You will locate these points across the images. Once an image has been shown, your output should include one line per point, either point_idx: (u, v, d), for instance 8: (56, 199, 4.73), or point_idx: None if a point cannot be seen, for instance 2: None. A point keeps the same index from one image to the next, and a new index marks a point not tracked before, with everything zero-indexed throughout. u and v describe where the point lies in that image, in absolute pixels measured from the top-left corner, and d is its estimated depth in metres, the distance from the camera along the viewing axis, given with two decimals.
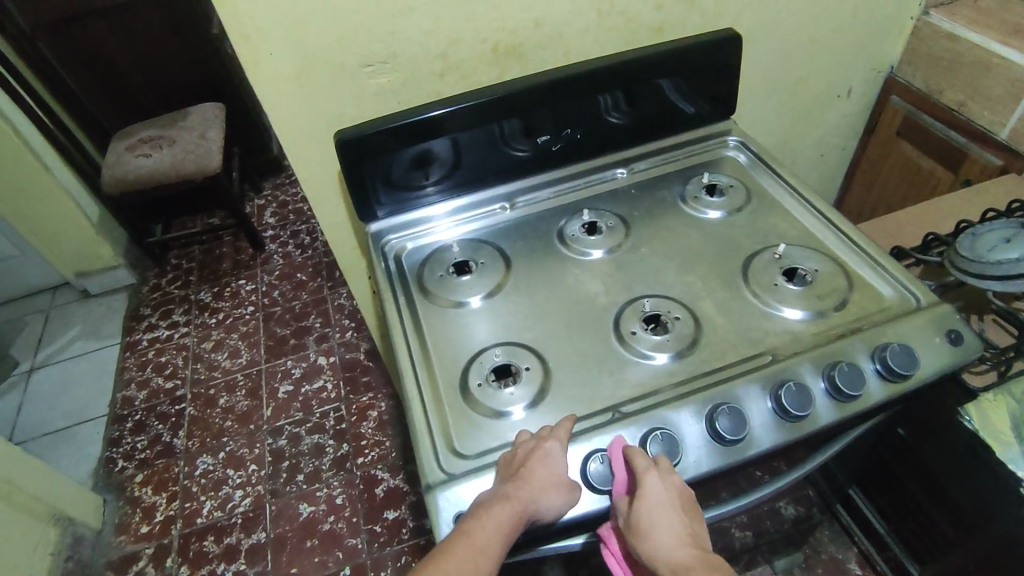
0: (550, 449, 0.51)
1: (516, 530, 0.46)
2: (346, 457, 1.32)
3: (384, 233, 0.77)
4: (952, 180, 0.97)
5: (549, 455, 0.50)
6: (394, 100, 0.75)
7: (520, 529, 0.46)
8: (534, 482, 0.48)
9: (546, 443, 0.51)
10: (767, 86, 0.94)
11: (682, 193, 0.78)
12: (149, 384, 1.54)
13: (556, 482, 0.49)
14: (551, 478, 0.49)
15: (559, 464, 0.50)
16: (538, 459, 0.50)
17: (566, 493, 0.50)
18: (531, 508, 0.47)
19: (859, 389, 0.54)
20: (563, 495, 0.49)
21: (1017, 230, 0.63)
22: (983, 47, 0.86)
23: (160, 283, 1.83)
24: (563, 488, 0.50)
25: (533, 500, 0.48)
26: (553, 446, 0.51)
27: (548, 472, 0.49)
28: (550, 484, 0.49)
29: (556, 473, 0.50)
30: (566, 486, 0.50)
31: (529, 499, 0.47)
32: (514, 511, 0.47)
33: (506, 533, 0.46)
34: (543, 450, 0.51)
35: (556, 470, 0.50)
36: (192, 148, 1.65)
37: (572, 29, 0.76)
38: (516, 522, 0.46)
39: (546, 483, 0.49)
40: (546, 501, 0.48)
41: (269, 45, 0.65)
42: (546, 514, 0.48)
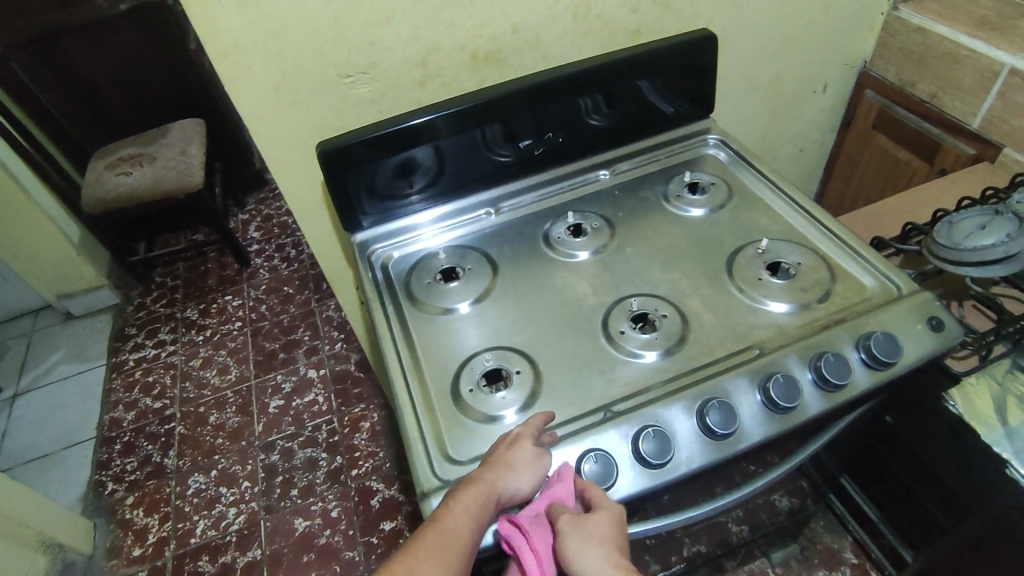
0: (517, 431, 0.52)
1: (485, 509, 0.47)
2: (340, 469, 1.31)
3: (369, 242, 0.77)
4: (928, 170, 0.99)
5: (516, 437, 0.52)
6: (375, 110, 0.75)
7: (489, 507, 0.47)
8: (499, 463, 0.50)
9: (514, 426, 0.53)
10: (744, 84, 0.95)
11: (665, 192, 0.79)
12: (136, 405, 1.52)
13: (522, 461, 0.50)
14: (517, 457, 0.50)
15: (527, 443, 0.52)
16: (505, 444, 0.52)
17: (535, 465, 0.50)
18: (497, 487, 0.48)
19: (846, 378, 0.55)
20: (533, 475, 0.50)
21: (992, 217, 0.64)
22: (952, 39, 0.88)
23: (144, 301, 1.81)
24: (532, 464, 0.50)
25: (498, 479, 0.49)
26: (521, 428, 0.53)
27: (513, 451, 0.51)
28: (517, 463, 0.50)
29: (522, 453, 0.51)
30: (535, 458, 0.51)
31: (494, 478, 0.49)
32: (480, 491, 0.48)
33: (474, 513, 0.47)
34: (510, 434, 0.52)
35: (522, 449, 0.51)
36: (173, 164, 1.64)
37: (550, 34, 0.76)
38: (485, 502, 0.47)
39: (511, 462, 0.50)
40: (512, 478, 0.49)
41: (248, 58, 0.65)
42: (515, 491, 0.49)
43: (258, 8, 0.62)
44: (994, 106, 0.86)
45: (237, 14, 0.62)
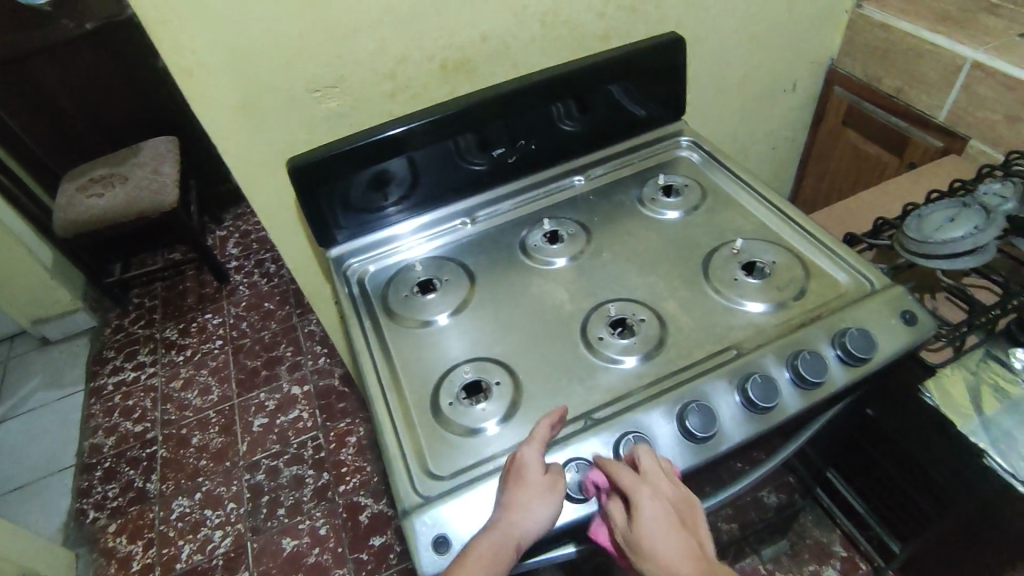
0: (524, 461, 0.50)
1: (507, 559, 0.46)
2: (327, 486, 1.30)
3: (345, 257, 0.76)
4: (898, 164, 1.00)
5: (524, 470, 0.50)
6: (345, 123, 0.74)
7: (512, 558, 0.46)
8: (512, 504, 0.48)
9: (521, 455, 0.51)
10: (714, 85, 0.96)
11: (640, 196, 0.79)
12: (117, 430, 1.49)
13: (535, 496, 0.48)
14: (530, 494, 0.48)
15: (537, 474, 0.50)
16: (515, 479, 0.50)
17: (551, 498, 0.49)
18: (518, 535, 0.47)
19: (822, 375, 0.55)
20: (549, 511, 0.48)
21: (959, 209, 0.65)
22: (914, 35, 0.90)
23: (122, 323, 1.78)
24: (549, 498, 0.49)
25: (514, 522, 0.47)
26: (528, 457, 0.51)
27: (523, 489, 0.49)
28: (530, 500, 0.48)
29: (536, 487, 0.49)
30: (549, 490, 0.49)
31: (511, 524, 0.47)
32: (500, 543, 0.46)
33: (497, 564, 0.45)
34: (518, 466, 0.50)
35: (531, 484, 0.49)
36: (147, 184, 1.62)
37: (519, 42, 0.76)
38: (502, 548, 0.46)
39: (525, 501, 0.48)
40: (530, 519, 0.47)
41: (213, 75, 0.64)
42: (532, 529, 0.47)
43: (221, 25, 0.61)
44: (958, 99, 0.87)
45: (200, 32, 0.61)
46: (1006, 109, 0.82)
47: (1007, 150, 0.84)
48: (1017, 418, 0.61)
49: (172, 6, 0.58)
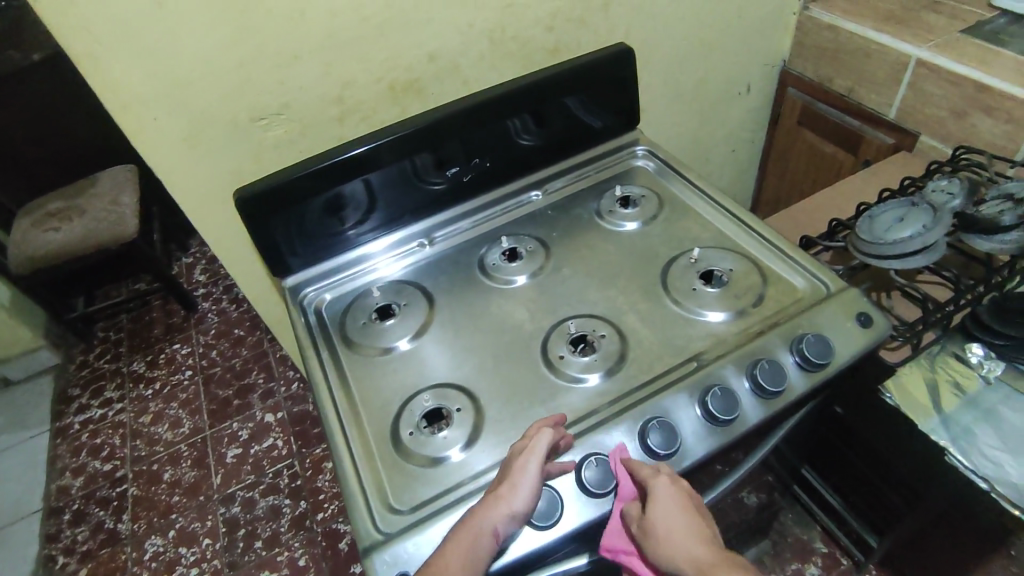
0: (512, 450, 0.51)
1: (484, 539, 0.46)
2: (305, 515, 1.27)
3: (301, 285, 0.75)
4: (854, 162, 1.01)
5: (511, 458, 0.51)
6: (295, 150, 0.73)
7: (489, 542, 0.46)
8: (493, 491, 0.49)
9: (511, 447, 0.52)
10: (668, 93, 0.96)
11: (598, 208, 0.79)
12: (85, 470, 1.45)
13: (514, 480, 0.49)
14: (509, 479, 0.49)
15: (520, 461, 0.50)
16: (502, 468, 0.51)
17: (529, 483, 0.49)
18: (495, 517, 0.47)
19: (781, 384, 0.55)
20: (528, 496, 0.48)
21: (907, 209, 0.67)
22: (860, 35, 0.91)
23: (87, 359, 1.73)
24: (531, 483, 0.49)
25: (491, 505, 0.48)
26: (516, 446, 0.52)
27: (510, 474, 0.49)
28: (509, 484, 0.49)
29: (518, 471, 0.49)
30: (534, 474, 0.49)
31: (489, 507, 0.48)
32: (477, 524, 0.47)
33: (472, 542, 0.46)
34: (507, 457, 0.51)
35: (518, 468, 0.50)
36: (106, 215, 1.58)
37: (468, 60, 0.76)
38: (481, 529, 0.47)
39: (503, 487, 0.49)
40: (507, 503, 0.48)
41: (151, 110, 0.63)
42: (511, 513, 0.48)
43: (157, 58, 0.60)
44: (906, 96, 0.89)
45: (134, 66, 0.59)
46: (951, 106, 0.84)
47: (955, 145, 0.86)
48: (975, 414, 0.62)
49: (103, 42, 0.57)
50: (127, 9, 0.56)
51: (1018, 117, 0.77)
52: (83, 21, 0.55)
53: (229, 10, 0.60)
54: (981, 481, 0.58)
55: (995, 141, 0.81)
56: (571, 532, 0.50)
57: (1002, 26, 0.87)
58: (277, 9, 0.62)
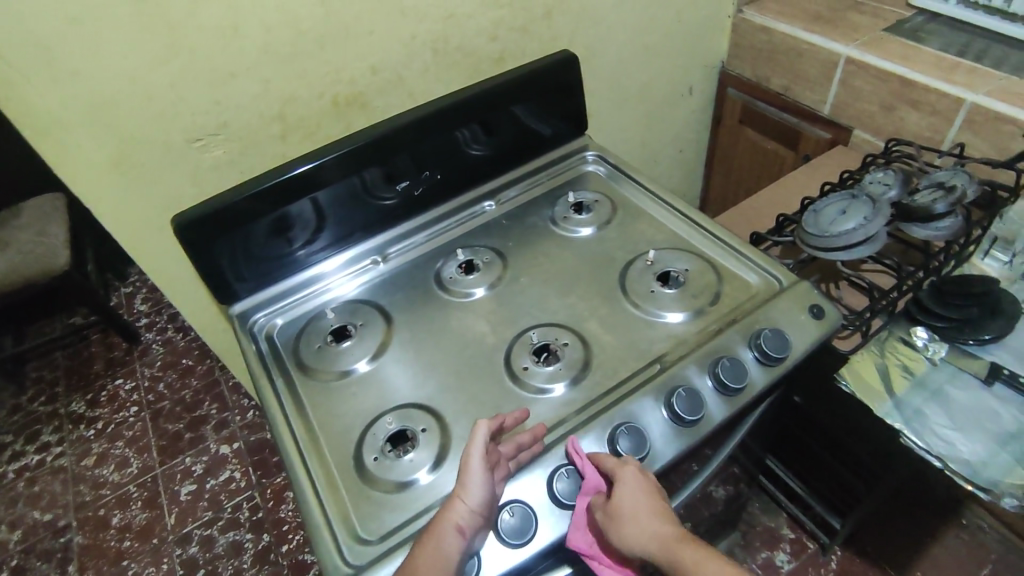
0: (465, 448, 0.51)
1: (447, 538, 0.46)
2: (268, 548, 1.22)
3: (250, 311, 0.72)
4: (795, 158, 1.05)
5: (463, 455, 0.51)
6: (235, 171, 0.70)
7: (455, 540, 0.46)
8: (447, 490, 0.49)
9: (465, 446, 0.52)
10: (614, 98, 0.97)
11: (553, 215, 0.79)
12: (22, 522, 1.35)
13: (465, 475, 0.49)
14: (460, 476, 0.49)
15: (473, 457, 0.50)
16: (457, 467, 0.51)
17: (477, 476, 0.48)
18: (454, 515, 0.47)
19: (743, 380, 0.56)
20: (482, 490, 0.48)
21: (849, 201, 0.69)
22: (792, 35, 0.94)
23: (19, 401, 1.62)
24: (479, 474, 0.48)
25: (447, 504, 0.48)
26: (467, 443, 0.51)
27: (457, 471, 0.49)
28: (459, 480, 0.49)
29: (462, 466, 0.49)
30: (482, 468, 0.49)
31: (445, 506, 0.47)
32: (440, 526, 0.46)
33: (433, 542, 0.46)
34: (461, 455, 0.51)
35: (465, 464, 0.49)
36: (33, 248, 1.49)
37: (412, 72, 0.75)
38: (444, 529, 0.46)
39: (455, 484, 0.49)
40: (462, 499, 0.47)
41: (75, 134, 0.59)
42: (469, 509, 0.47)
43: (78, 81, 0.56)
44: (838, 93, 0.93)
45: (54, 90, 0.55)
46: (880, 100, 0.88)
47: (886, 137, 0.90)
48: (924, 395, 0.64)
49: (15, 64, 0.53)
50: (41, 28, 0.52)
51: (942, 109, 0.81)
52: None
53: (156, 27, 0.57)
54: (936, 460, 0.61)
55: (922, 133, 0.85)
56: (545, 548, 0.49)
57: (920, 24, 0.92)
58: (208, 25, 0.59)
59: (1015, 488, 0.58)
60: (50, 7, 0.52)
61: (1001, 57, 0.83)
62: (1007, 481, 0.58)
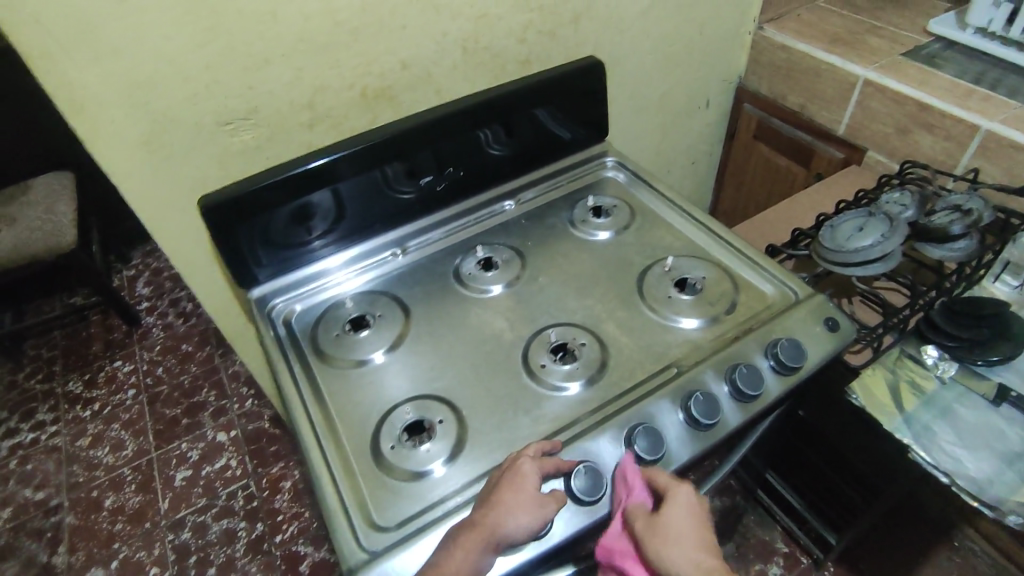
0: (521, 467, 0.50)
1: (486, 558, 0.46)
2: (262, 538, 1.22)
3: (268, 297, 0.72)
4: (807, 175, 1.06)
5: (520, 475, 0.50)
6: (261, 156, 0.70)
7: (487, 558, 0.46)
8: (500, 503, 0.48)
9: (519, 461, 0.51)
10: (634, 107, 0.98)
11: (571, 218, 0.80)
12: (13, 500, 1.34)
13: (525, 502, 0.48)
14: (520, 500, 0.48)
15: (531, 485, 0.49)
16: (507, 479, 0.50)
17: (538, 511, 0.48)
18: (494, 536, 0.47)
19: (759, 388, 0.57)
20: (529, 526, 0.48)
21: (866, 219, 0.71)
22: (812, 55, 0.96)
23: (15, 378, 1.60)
24: (530, 510, 0.48)
25: (499, 523, 0.47)
26: (526, 465, 0.50)
27: (514, 493, 0.48)
28: (520, 505, 0.48)
29: (519, 496, 0.48)
30: (537, 504, 0.49)
31: (489, 524, 0.47)
32: (480, 541, 0.46)
33: (476, 559, 0.46)
34: (514, 469, 0.50)
35: (524, 491, 0.49)
36: (40, 226, 1.48)
37: (441, 68, 0.75)
38: (483, 546, 0.46)
39: (513, 505, 0.48)
40: (507, 524, 0.47)
41: (109, 111, 0.59)
42: (511, 536, 0.47)
43: (117, 59, 0.56)
44: (855, 114, 0.94)
45: (93, 67, 0.56)
46: (895, 123, 0.89)
47: (900, 159, 0.91)
48: (932, 412, 0.65)
49: (58, 39, 0.53)
50: (86, 3, 0.53)
51: (956, 135, 0.83)
52: (36, 16, 0.51)
53: (197, 9, 0.57)
54: (943, 476, 0.62)
55: (936, 156, 0.86)
56: (554, 545, 0.49)
57: (938, 50, 0.94)
58: (248, 10, 0.60)
59: (1021, 506, 0.59)
60: None
61: (1015, 86, 0.85)
62: (1013, 499, 0.59)
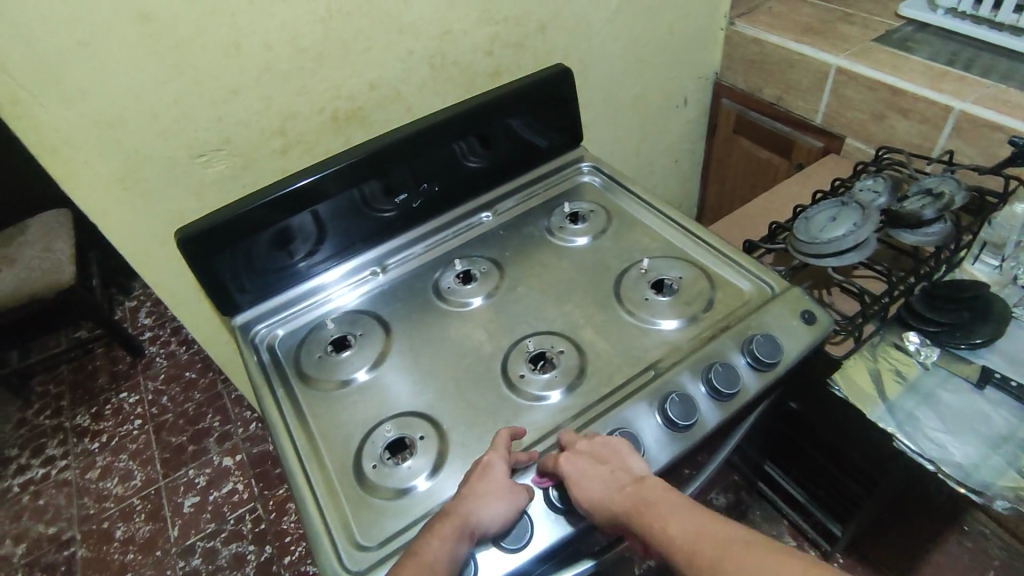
0: (488, 460, 0.52)
1: (462, 546, 0.47)
2: (271, 560, 1.23)
3: (252, 323, 0.73)
4: (789, 166, 1.06)
5: (489, 467, 0.52)
6: (237, 186, 0.71)
7: (463, 545, 0.47)
8: (473, 493, 0.49)
9: (487, 455, 0.53)
10: (610, 110, 0.99)
11: (549, 225, 0.80)
12: (27, 536, 1.36)
13: (497, 490, 0.50)
14: (492, 488, 0.50)
15: (501, 475, 0.51)
16: (477, 472, 0.51)
17: (510, 500, 0.50)
18: (468, 522, 0.48)
19: (735, 385, 0.57)
20: (503, 515, 0.49)
21: (840, 208, 0.71)
22: (783, 46, 0.96)
23: (25, 414, 1.63)
24: (501, 498, 0.50)
25: (472, 512, 0.48)
26: (493, 458, 0.52)
27: (487, 483, 0.50)
28: (492, 494, 0.50)
29: (487, 484, 0.50)
30: (508, 492, 0.50)
31: (462, 510, 0.48)
32: (455, 525, 0.47)
33: (451, 548, 0.46)
34: (482, 463, 0.52)
35: (495, 481, 0.50)
36: (39, 263, 1.51)
37: (410, 87, 0.76)
38: (459, 534, 0.47)
39: (485, 493, 0.49)
40: (481, 513, 0.48)
41: (81, 151, 0.60)
42: (487, 524, 0.48)
43: (84, 101, 0.58)
44: (830, 102, 0.94)
45: (61, 109, 0.57)
46: (870, 109, 0.89)
47: (878, 145, 0.91)
48: (916, 400, 0.65)
49: (26, 86, 0.55)
50: (52, 49, 0.54)
51: (931, 117, 0.82)
52: (3, 65, 0.53)
53: (160, 46, 0.59)
54: (929, 464, 0.61)
55: (913, 141, 0.86)
56: (539, 554, 0.49)
57: (910, 33, 0.94)
58: (211, 44, 0.61)
59: (1007, 490, 0.59)
60: (60, 28, 0.53)
61: (990, 65, 0.85)
62: (998, 483, 0.59)
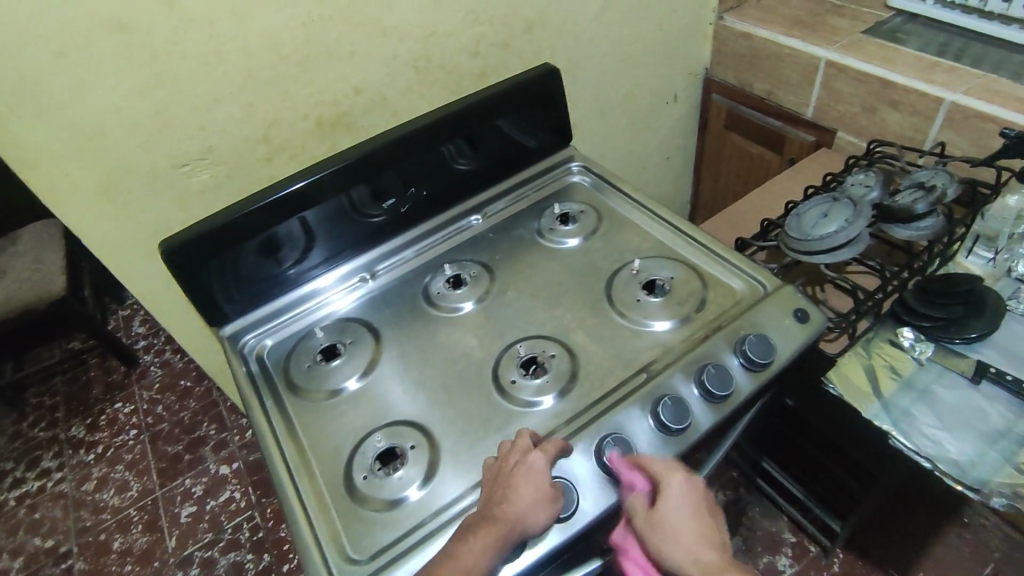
0: (533, 462, 0.51)
1: (503, 550, 0.47)
2: (269, 568, 1.22)
3: (240, 333, 0.72)
4: (780, 162, 1.05)
5: (533, 469, 0.51)
6: (222, 195, 0.71)
7: (505, 551, 0.47)
8: (518, 497, 0.49)
9: (530, 455, 0.52)
10: (599, 108, 0.98)
11: (539, 227, 0.79)
12: (24, 549, 1.35)
13: (541, 496, 0.49)
14: (534, 493, 0.49)
15: (545, 480, 0.50)
16: (520, 473, 0.50)
17: (551, 507, 0.49)
18: (514, 526, 0.48)
19: (728, 388, 0.56)
20: (545, 522, 0.49)
21: (831, 204, 0.70)
22: (773, 41, 0.95)
23: (19, 427, 1.62)
24: (544, 504, 0.49)
25: (514, 517, 0.48)
26: (537, 460, 0.51)
27: (532, 487, 0.49)
28: (535, 499, 0.49)
29: (532, 488, 0.49)
30: (550, 500, 0.50)
31: (506, 517, 0.48)
32: (500, 530, 0.47)
33: (490, 556, 0.46)
34: (526, 465, 0.51)
35: (541, 485, 0.50)
36: (29, 275, 1.50)
37: (395, 90, 0.75)
38: (504, 540, 0.47)
39: (529, 498, 0.49)
40: (524, 519, 0.48)
41: (62, 164, 0.59)
42: (529, 530, 0.48)
43: (61, 113, 0.57)
44: (820, 96, 0.93)
45: (38, 122, 0.56)
46: (861, 102, 0.88)
47: (869, 138, 0.90)
48: (911, 396, 0.64)
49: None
50: (25, 61, 0.53)
51: (922, 109, 0.82)
52: None
53: (138, 56, 0.57)
54: (925, 461, 0.61)
55: (904, 133, 0.86)
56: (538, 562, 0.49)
57: (899, 25, 0.93)
58: (190, 52, 0.60)
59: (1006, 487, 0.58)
60: (33, 40, 0.52)
61: (980, 56, 0.84)
62: (996, 480, 0.58)
